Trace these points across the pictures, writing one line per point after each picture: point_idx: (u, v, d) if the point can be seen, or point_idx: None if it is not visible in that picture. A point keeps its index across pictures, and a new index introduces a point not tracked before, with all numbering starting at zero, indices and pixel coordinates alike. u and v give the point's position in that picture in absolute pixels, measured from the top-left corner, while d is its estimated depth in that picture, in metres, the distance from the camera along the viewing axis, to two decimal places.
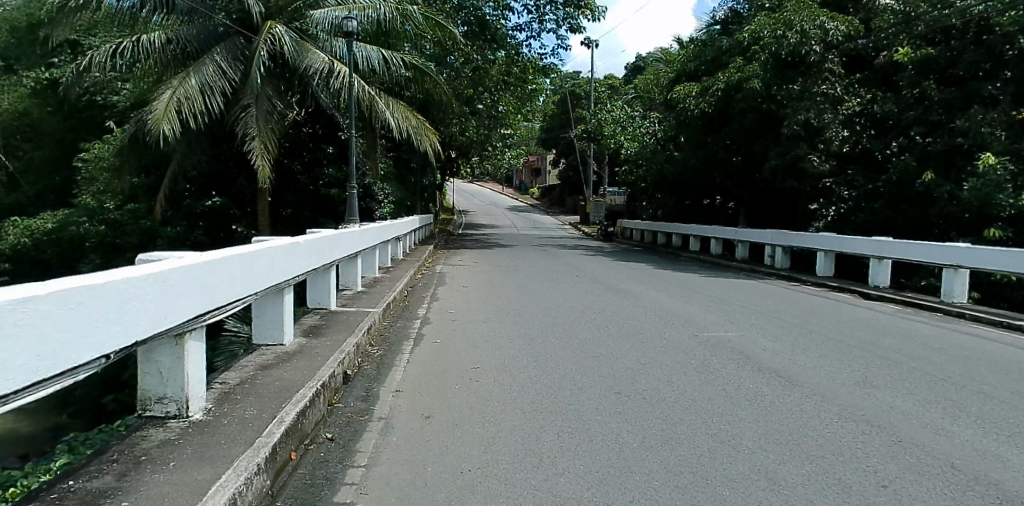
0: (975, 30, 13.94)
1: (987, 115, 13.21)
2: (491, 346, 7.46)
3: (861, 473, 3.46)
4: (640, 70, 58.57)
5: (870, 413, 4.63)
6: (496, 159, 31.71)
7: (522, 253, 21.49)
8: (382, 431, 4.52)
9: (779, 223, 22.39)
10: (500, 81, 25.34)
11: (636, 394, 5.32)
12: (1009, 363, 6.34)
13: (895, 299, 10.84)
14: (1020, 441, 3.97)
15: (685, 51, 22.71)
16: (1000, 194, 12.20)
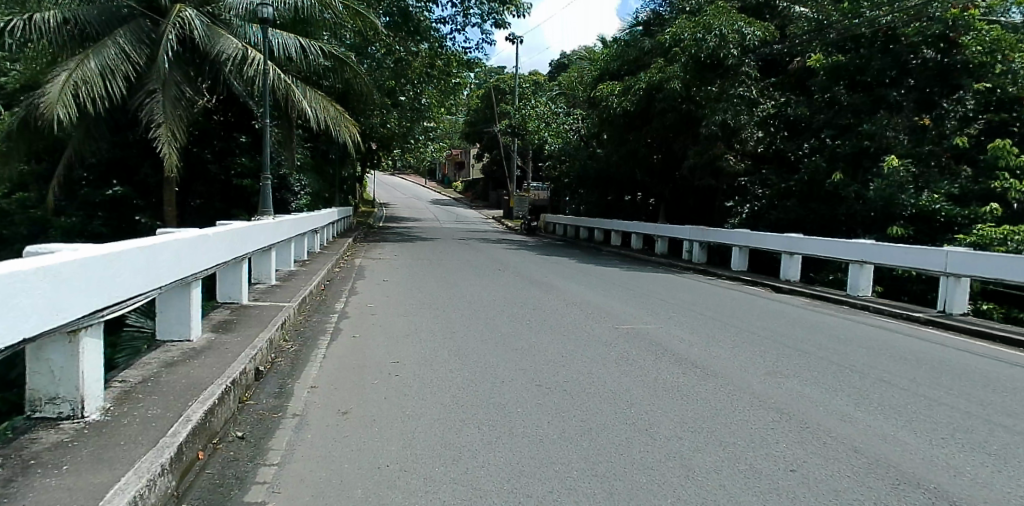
0: (883, 39, 14.97)
1: (892, 120, 14.32)
2: (411, 339, 7.33)
3: (771, 458, 3.66)
4: (564, 69, 59.38)
5: (779, 401, 4.91)
6: (419, 152, 31.28)
7: (444, 247, 21.36)
8: (296, 428, 4.33)
9: (696, 219, 23.34)
10: (423, 74, 24.88)
11: (557, 386, 5.37)
12: (903, 352, 6.89)
13: (804, 293, 11.56)
14: (915, 425, 4.31)
15: (609, 50, 23.24)
16: (903, 195, 13.32)
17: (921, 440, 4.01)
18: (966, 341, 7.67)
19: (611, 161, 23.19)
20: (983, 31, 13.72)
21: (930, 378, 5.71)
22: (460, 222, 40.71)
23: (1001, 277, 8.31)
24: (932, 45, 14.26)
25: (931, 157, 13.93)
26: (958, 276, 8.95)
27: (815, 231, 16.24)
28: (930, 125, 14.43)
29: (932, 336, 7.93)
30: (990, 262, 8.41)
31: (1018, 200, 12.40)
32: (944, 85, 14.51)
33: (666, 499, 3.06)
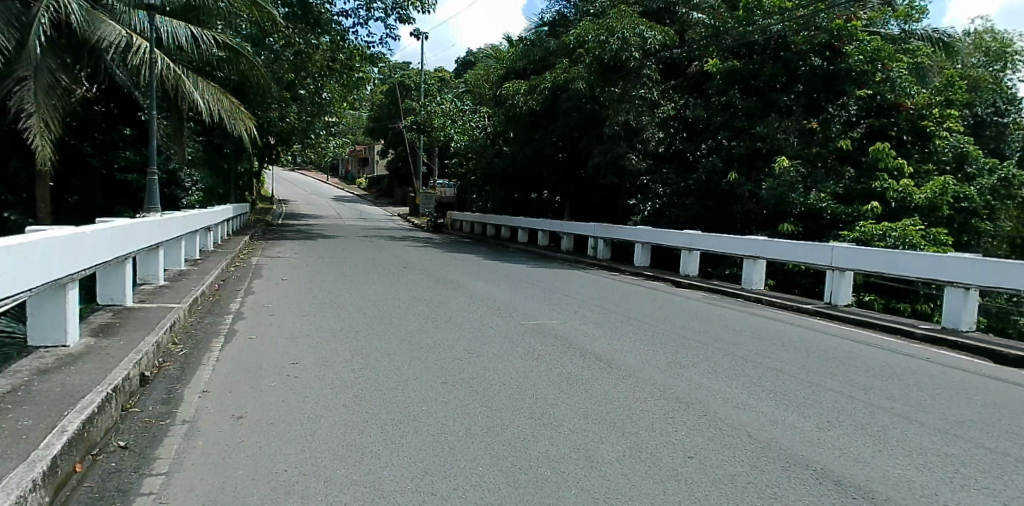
0: (774, 46, 16.03)
1: (783, 123, 15.36)
2: (313, 340, 7.02)
3: (672, 446, 3.81)
4: (469, 66, 59.33)
5: (678, 391, 5.14)
6: (321, 147, 30.19)
7: (348, 244, 20.75)
8: (186, 435, 4.02)
9: (600, 217, 24.28)
10: (324, 68, 23.60)
11: (462, 383, 5.33)
12: (790, 341, 7.44)
13: (703, 287, 12.20)
14: (803, 410, 4.64)
15: (514, 49, 23.42)
16: (793, 193, 14.38)
17: (810, 423, 4.32)
18: (850, 330, 8.41)
19: (516, 159, 23.19)
20: (865, 41, 14.98)
21: (817, 366, 6.18)
22: (364, 219, 39.70)
23: (880, 271, 9.07)
24: (818, 53, 15.52)
25: (819, 158, 15.30)
26: (842, 270, 9.72)
27: (711, 228, 17.34)
28: (818, 128, 15.52)
29: (821, 326, 8.64)
30: (869, 256, 9.26)
31: (895, 200, 13.89)
32: (829, 91, 15.62)
33: (571, 490, 3.10)
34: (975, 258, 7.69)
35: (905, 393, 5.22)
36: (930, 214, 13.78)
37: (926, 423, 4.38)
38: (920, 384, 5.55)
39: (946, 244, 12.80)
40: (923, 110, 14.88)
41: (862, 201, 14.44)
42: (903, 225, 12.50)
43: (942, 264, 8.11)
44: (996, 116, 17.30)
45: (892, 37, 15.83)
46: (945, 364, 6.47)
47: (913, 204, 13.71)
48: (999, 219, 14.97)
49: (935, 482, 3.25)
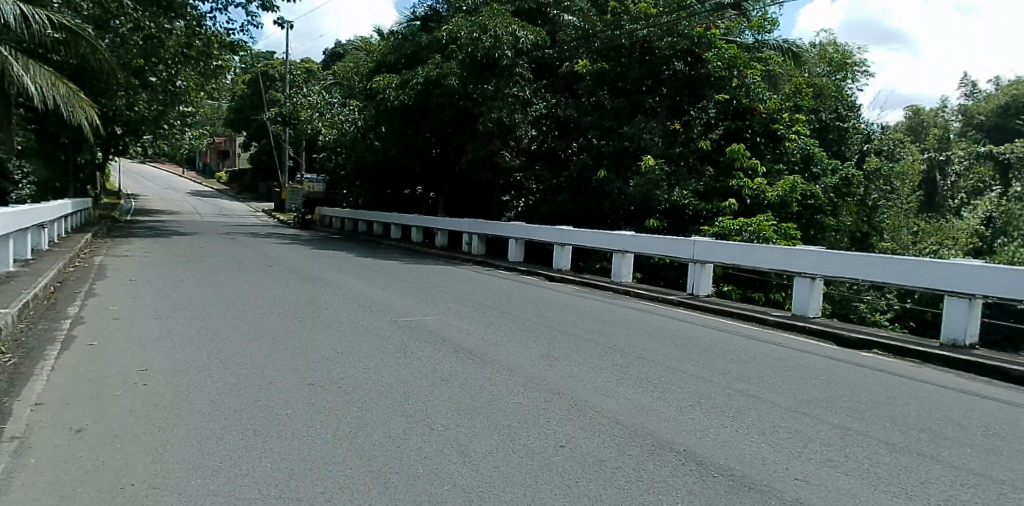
0: (640, 50, 16.96)
1: (648, 124, 16.18)
2: (167, 344, 6.38)
3: (544, 436, 3.91)
4: (338, 58, 57.21)
5: (551, 382, 5.28)
6: (174, 139, 27.71)
7: (206, 241, 19.21)
8: (15, 453, 3.46)
9: (474, 213, 24.18)
10: (177, 54, 21.67)
11: (332, 384, 5.09)
12: (654, 330, 7.95)
13: (574, 281, 12.69)
14: (667, 396, 4.96)
15: (385, 41, 22.89)
16: (658, 190, 15.32)
17: (673, 408, 4.63)
18: (713, 318, 9.15)
19: (388, 154, 22.75)
20: (722, 49, 16.08)
21: (678, 353, 6.64)
22: (224, 215, 37.02)
23: (734, 262, 9.98)
24: (680, 58, 16.60)
25: (681, 157, 16.26)
26: (704, 262, 10.53)
27: (582, 223, 18.01)
28: (680, 129, 16.73)
29: (687, 315, 9.32)
30: (726, 249, 10.11)
31: (750, 196, 15.33)
32: (691, 95, 16.89)
33: (443, 486, 3.06)
34: (821, 250, 8.61)
35: (758, 375, 5.76)
36: (782, 209, 15.41)
37: (776, 402, 4.87)
38: (773, 367, 6.16)
39: (794, 237, 14.39)
40: (774, 114, 16.37)
41: (720, 198, 15.95)
42: (757, 221, 13.72)
43: (790, 255, 9.03)
44: (838, 121, 19.46)
45: (748, 45, 17.06)
46: (793, 347, 7.26)
47: (766, 201, 15.16)
48: (841, 215, 17.18)
49: (785, 457, 3.62)
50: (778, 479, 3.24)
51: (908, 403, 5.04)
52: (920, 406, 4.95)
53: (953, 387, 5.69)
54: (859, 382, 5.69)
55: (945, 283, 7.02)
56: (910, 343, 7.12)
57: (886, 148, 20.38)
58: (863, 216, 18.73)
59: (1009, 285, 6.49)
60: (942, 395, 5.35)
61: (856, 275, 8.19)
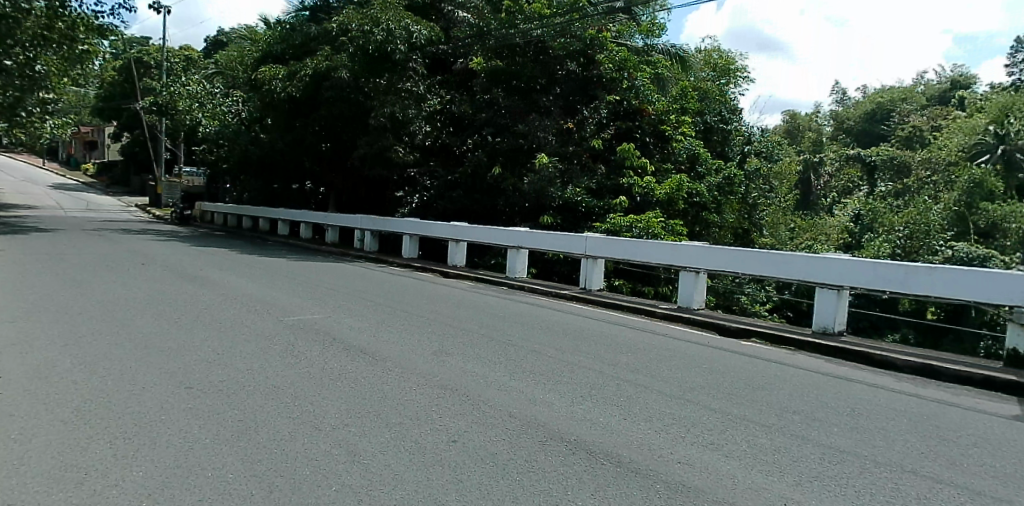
0: (534, 50, 17.07)
1: (543, 123, 16.52)
2: (17, 350, 5.73)
3: (436, 432, 3.88)
4: (221, 47, 54.14)
5: (444, 378, 5.27)
6: (32, 128, 25.10)
7: (72, 238, 17.52)
8: None
9: (366, 210, 23.49)
10: (37, 37, 19.80)
11: (210, 387, 4.79)
12: (545, 323, 8.15)
13: (469, 277, 12.73)
14: (558, 388, 5.08)
15: (271, 31, 22.15)
16: (552, 188, 15.70)
17: (565, 399, 4.75)
18: (605, 312, 9.47)
19: (274, 148, 21.99)
20: (614, 52, 16.56)
21: (571, 346, 6.84)
22: (91, 210, 33.94)
23: (624, 258, 10.34)
24: (574, 59, 16.92)
25: (575, 156, 16.82)
26: (595, 257, 10.85)
27: (478, 219, 18.07)
28: (573, 128, 17.27)
29: (581, 310, 9.60)
30: (617, 245, 10.46)
31: (640, 194, 16.13)
32: (584, 95, 17.28)
33: (331, 488, 2.96)
34: (702, 245, 9.15)
35: (647, 366, 6.04)
36: (669, 206, 16.22)
37: (663, 391, 5.13)
38: (661, 357, 6.47)
39: (681, 233, 15.09)
40: (662, 115, 17.38)
41: (612, 195, 16.56)
42: (647, 218, 14.32)
43: (676, 251, 9.49)
44: (722, 123, 20.67)
45: (638, 49, 17.33)
46: (680, 338, 7.68)
47: (655, 199, 16.02)
48: (725, 212, 17.82)
49: (669, 442, 3.81)
50: (666, 464, 3.41)
51: (784, 387, 5.46)
52: (793, 390, 5.38)
53: (822, 372, 6.23)
54: (740, 369, 6.10)
55: (819, 276, 7.66)
56: (786, 332, 7.70)
57: (764, 150, 22.16)
58: (745, 214, 19.26)
59: (867, 276, 7.27)
60: (814, 380, 5.84)
61: (737, 269, 8.74)
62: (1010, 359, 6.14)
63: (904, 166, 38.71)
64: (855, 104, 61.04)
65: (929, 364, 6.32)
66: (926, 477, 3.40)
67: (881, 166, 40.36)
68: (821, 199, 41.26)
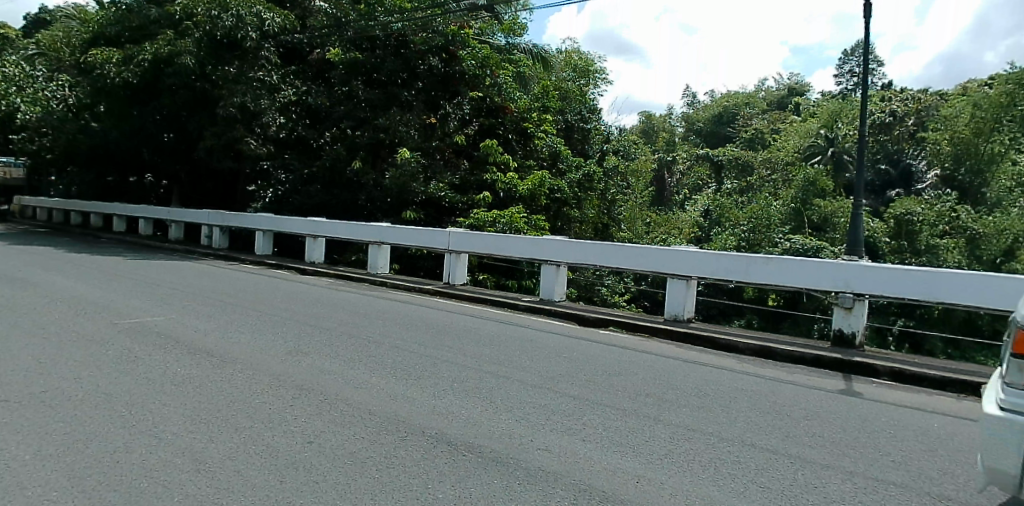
0: (394, 43, 17.10)
1: (403, 117, 16.43)
2: None
3: (290, 434, 3.77)
4: (48, 25, 49.01)
5: (299, 378, 5.12)
6: None
7: None
8: None
9: (215, 204, 22.83)
10: None
11: (28, 400, 4.35)
12: (402, 319, 8.14)
13: (327, 274, 12.41)
14: (421, 383, 5.05)
15: (102, 11, 19.67)
16: (414, 182, 15.65)
17: (425, 394, 4.74)
18: (466, 306, 9.53)
19: (107, 138, 20.33)
20: (475, 48, 17.04)
21: (432, 341, 6.87)
22: None
23: (486, 251, 10.40)
24: (436, 54, 17.00)
25: (437, 151, 16.85)
26: (458, 252, 10.87)
27: (339, 214, 17.62)
28: (436, 123, 17.10)
29: (444, 305, 9.56)
30: (478, 240, 10.52)
31: (503, 189, 16.18)
32: (445, 90, 17.45)
33: (172, 499, 2.79)
34: (567, 240, 9.37)
35: (508, 358, 6.13)
36: (531, 203, 16.53)
37: (524, 381, 5.24)
38: (523, 349, 6.59)
39: (543, 228, 15.36)
40: (524, 113, 17.97)
41: (477, 190, 16.83)
42: (509, 213, 14.52)
43: (538, 245, 9.64)
44: (581, 123, 21.61)
45: (500, 47, 18.13)
46: (541, 330, 7.88)
47: (518, 194, 16.19)
48: (585, 207, 18.74)
49: (529, 430, 3.95)
50: (525, 452, 3.51)
51: (637, 372, 5.76)
52: (646, 375, 5.69)
53: (669, 357, 6.64)
54: (597, 357, 6.36)
55: (670, 267, 8.09)
56: (642, 320, 8.12)
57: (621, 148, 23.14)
58: (603, 208, 20.10)
59: (714, 268, 7.75)
60: (665, 364, 6.20)
61: (595, 261, 9.03)
62: (836, 338, 6.82)
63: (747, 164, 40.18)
64: (703, 110, 65.16)
65: (765, 346, 6.89)
66: (762, 449, 3.73)
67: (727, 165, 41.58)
68: (679, 195, 44.29)
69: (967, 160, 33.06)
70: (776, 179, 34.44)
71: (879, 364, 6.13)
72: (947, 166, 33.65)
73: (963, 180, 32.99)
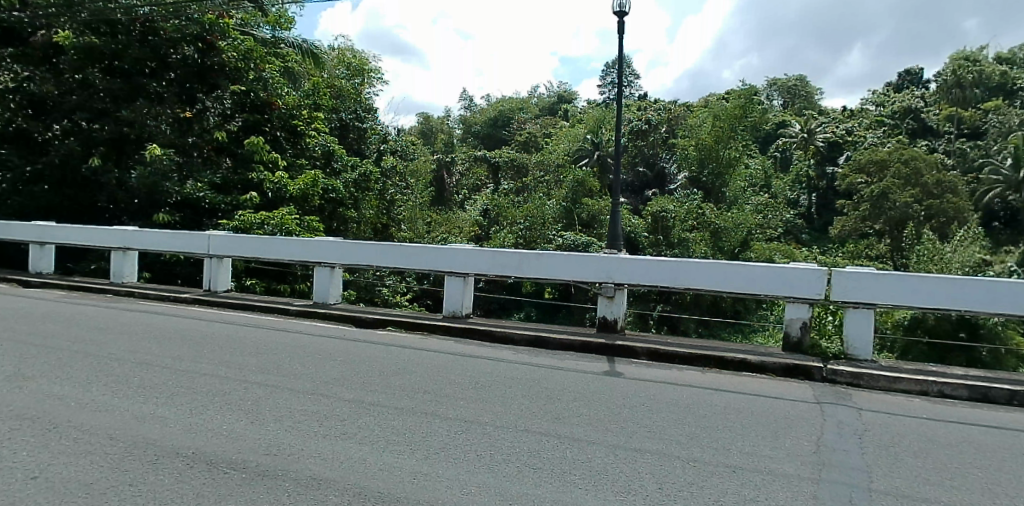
0: (140, 29, 14.44)
1: (153, 110, 14.12)
2: None
3: (7, 472, 3.12)
4: None
5: (18, 406, 4.23)
6: None
7: None
8: None
9: None
10: None
11: None
12: (153, 330, 7.11)
13: (61, 286, 10.41)
14: (173, 400, 4.50)
15: None
16: (166, 182, 13.30)
17: (181, 411, 4.25)
18: (229, 313, 8.57)
19: None
20: (238, 40, 14.94)
21: (193, 353, 6.08)
22: None
23: (253, 256, 9.14)
24: (190, 43, 14.55)
25: (194, 148, 14.53)
26: (219, 258, 9.55)
27: (69, 217, 14.80)
28: (193, 119, 14.84)
29: (203, 313, 8.53)
30: (241, 244, 9.21)
31: (271, 189, 14.20)
32: (203, 83, 15.14)
33: None
34: (338, 241, 8.64)
35: (275, 365, 5.71)
36: (304, 203, 14.73)
37: (294, 387, 4.99)
38: (293, 354, 6.20)
39: (318, 230, 13.82)
40: (293, 110, 15.75)
41: (241, 191, 14.65)
42: (280, 214, 12.67)
43: (309, 247, 8.76)
44: (357, 121, 19.62)
45: (264, 40, 15.85)
46: (316, 334, 7.42)
47: (288, 194, 14.26)
48: (362, 207, 17.60)
49: (300, 438, 3.78)
50: (298, 461, 3.40)
51: (416, 371, 5.75)
52: (424, 371, 5.74)
53: (450, 352, 6.74)
54: (373, 358, 6.23)
55: (446, 266, 7.97)
56: (419, 318, 8.05)
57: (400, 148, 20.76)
58: (381, 209, 18.86)
59: (486, 265, 7.80)
60: (441, 360, 6.30)
61: (368, 262, 8.45)
62: (602, 324, 7.35)
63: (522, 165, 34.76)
64: (480, 111, 61.53)
65: (539, 336, 7.26)
66: (534, 432, 4.08)
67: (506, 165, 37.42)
68: (453, 194, 39.16)
69: (709, 162, 32.27)
70: (554, 179, 30.51)
71: (638, 346, 6.80)
72: (693, 169, 32.74)
73: (707, 182, 32.30)
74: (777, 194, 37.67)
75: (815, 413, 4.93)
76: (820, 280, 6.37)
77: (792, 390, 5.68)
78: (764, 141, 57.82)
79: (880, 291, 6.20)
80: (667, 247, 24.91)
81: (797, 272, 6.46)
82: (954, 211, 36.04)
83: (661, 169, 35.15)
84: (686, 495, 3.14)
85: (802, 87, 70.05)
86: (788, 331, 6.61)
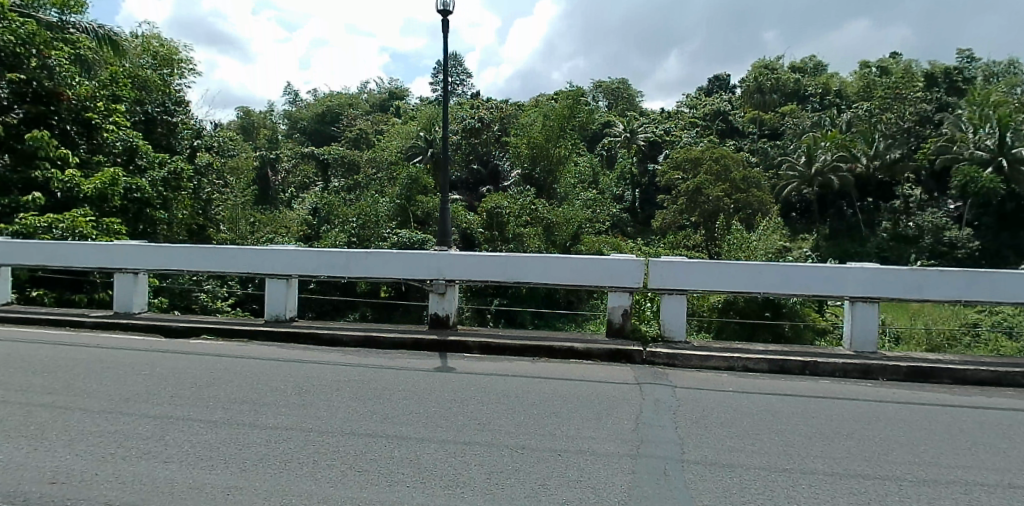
0: None
1: None
2: None
3: None
4: None
5: None
6: None
7: None
8: None
9: None
10: None
11: None
12: None
13: None
14: None
15: None
16: None
17: None
18: (8, 331, 7.58)
19: None
20: (16, 22, 12.76)
21: None
22: None
23: (39, 263, 8.20)
24: None
25: None
26: None
27: None
28: None
29: None
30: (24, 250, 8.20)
31: (61, 189, 12.75)
32: None
33: None
34: (143, 244, 7.86)
35: (69, 384, 5.14)
36: (102, 204, 13.31)
37: (89, 408, 4.53)
38: (92, 372, 5.61)
39: (120, 233, 12.83)
40: (85, 101, 14.00)
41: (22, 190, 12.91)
42: (71, 216, 11.48)
43: (107, 252, 7.91)
44: (166, 115, 17.99)
45: (48, 23, 13.95)
46: (119, 347, 6.80)
47: (82, 195, 12.91)
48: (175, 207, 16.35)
49: (96, 462, 3.45)
50: (89, 489, 3.09)
51: (232, 380, 5.45)
52: (244, 380, 5.46)
53: (275, 358, 6.45)
54: (189, 370, 5.81)
55: (269, 267, 7.57)
56: (239, 325, 7.62)
57: (216, 144, 19.99)
58: (197, 209, 18.03)
59: (314, 264, 7.50)
60: (265, 367, 6.02)
61: (180, 266, 7.82)
62: (433, 322, 7.41)
63: (354, 163, 34.98)
64: (307, 108, 59.28)
65: (369, 336, 7.16)
66: (362, 434, 4.03)
67: (334, 163, 36.08)
68: (279, 193, 40.72)
69: (541, 161, 34.78)
70: (384, 177, 29.88)
71: (469, 340, 6.93)
72: (526, 166, 34.81)
73: (539, 178, 34.74)
74: (605, 190, 39.94)
75: (635, 393, 5.30)
76: (638, 269, 6.79)
77: (614, 373, 6.04)
78: (592, 140, 60.11)
79: (687, 279, 6.76)
80: (502, 242, 25.79)
81: (616, 263, 6.83)
82: (758, 204, 40.24)
83: (495, 167, 36.73)
84: (511, 482, 3.26)
85: (624, 91, 74.52)
86: (611, 318, 6.99)
